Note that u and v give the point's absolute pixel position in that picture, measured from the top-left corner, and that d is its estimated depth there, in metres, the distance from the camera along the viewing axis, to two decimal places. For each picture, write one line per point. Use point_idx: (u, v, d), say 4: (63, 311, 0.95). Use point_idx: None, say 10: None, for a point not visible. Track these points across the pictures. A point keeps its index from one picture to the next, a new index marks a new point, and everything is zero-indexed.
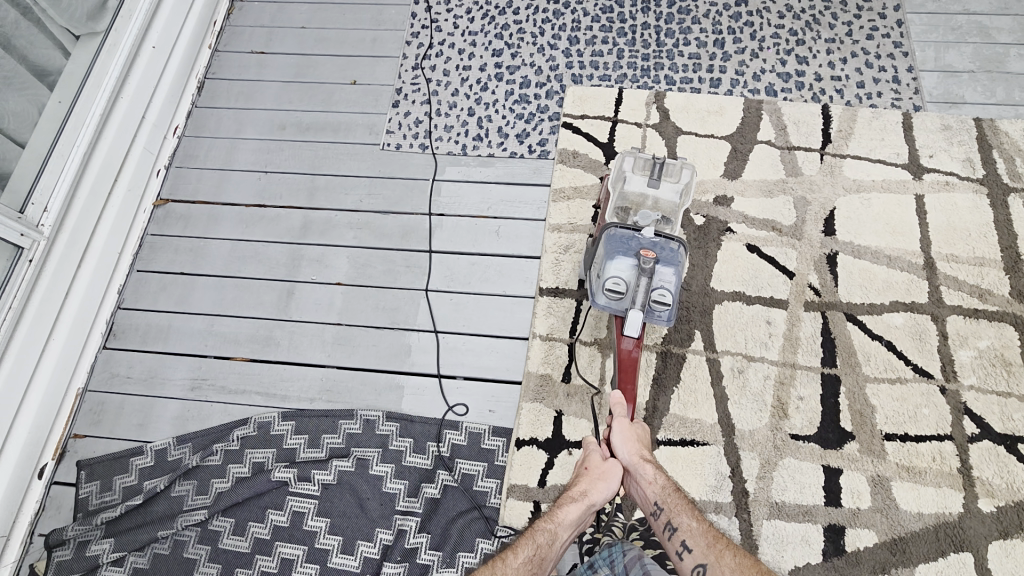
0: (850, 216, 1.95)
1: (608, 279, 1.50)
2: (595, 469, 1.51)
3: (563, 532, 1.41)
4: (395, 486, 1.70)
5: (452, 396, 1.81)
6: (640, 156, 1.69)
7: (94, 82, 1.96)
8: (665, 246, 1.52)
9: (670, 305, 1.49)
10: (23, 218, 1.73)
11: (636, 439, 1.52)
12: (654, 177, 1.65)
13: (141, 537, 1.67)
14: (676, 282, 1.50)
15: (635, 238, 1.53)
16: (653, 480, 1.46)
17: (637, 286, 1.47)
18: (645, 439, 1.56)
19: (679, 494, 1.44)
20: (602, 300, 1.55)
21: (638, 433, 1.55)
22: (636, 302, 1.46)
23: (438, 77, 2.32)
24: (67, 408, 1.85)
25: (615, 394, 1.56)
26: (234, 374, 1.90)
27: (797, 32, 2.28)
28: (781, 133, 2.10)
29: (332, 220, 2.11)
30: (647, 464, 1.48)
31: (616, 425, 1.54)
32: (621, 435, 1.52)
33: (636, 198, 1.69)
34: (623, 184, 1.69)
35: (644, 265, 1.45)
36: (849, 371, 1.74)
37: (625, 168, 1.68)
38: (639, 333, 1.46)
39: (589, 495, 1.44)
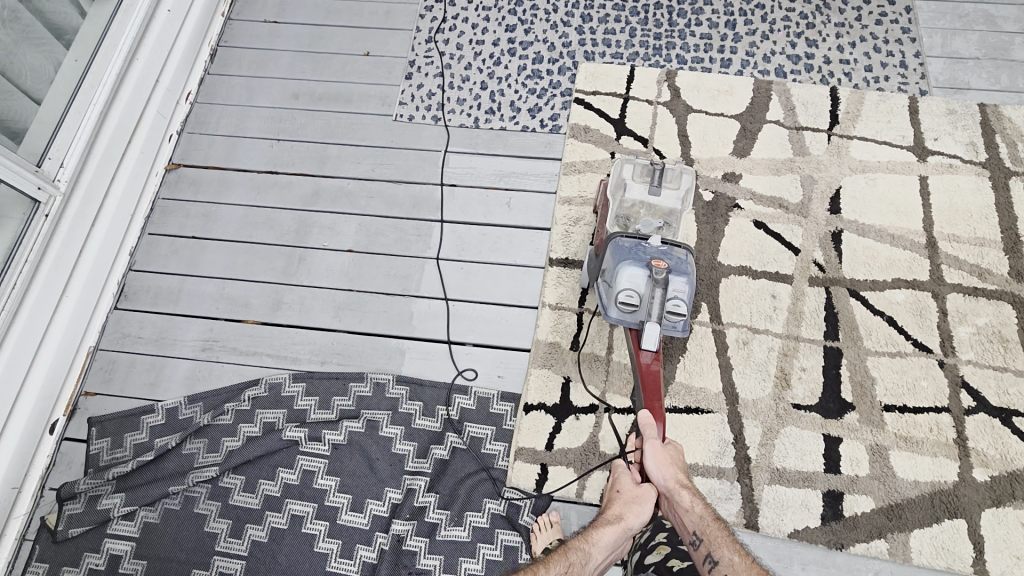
0: (855, 195, 1.99)
1: (622, 291, 1.47)
2: (629, 492, 1.50)
3: (598, 553, 1.38)
4: (404, 448, 1.73)
5: (462, 362, 1.84)
6: (639, 163, 1.64)
7: (111, 42, 1.97)
8: (673, 254, 1.51)
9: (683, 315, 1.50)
10: (40, 172, 1.74)
11: (671, 462, 1.48)
12: (654, 185, 1.60)
13: (152, 492, 1.68)
14: (688, 291, 1.50)
15: (643, 247, 1.52)
16: (691, 507, 1.40)
17: (652, 298, 1.46)
18: (681, 461, 1.51)
19: (720, 524, 1.37)
20: (615, 313, 1.53)
21: (672, 455, 1.50)
22: (652, 314, 1.46)
23: (451, 51, 2.33)
24: (78, 366, 1.86)
25: (643, 413, 1.52)
26: (245, 336, 1.92)
27: (808, 15, 2.30)
28: (789, 113, 2.13)
29: (344, 188, 2.13)
30: (685, 489, 1.43)
31: (647, 445, 1.50)
32: (654, 458, 1.48)
33: (635, 205, 1.64)
34: (623, 192, 1.65)
35: (657, 276, 1.44)
36: (851, 344, 1.78)
37: (624, 176, 1.63)
38: (656, 346, 1.49)
39: (623, 520, 1.43)
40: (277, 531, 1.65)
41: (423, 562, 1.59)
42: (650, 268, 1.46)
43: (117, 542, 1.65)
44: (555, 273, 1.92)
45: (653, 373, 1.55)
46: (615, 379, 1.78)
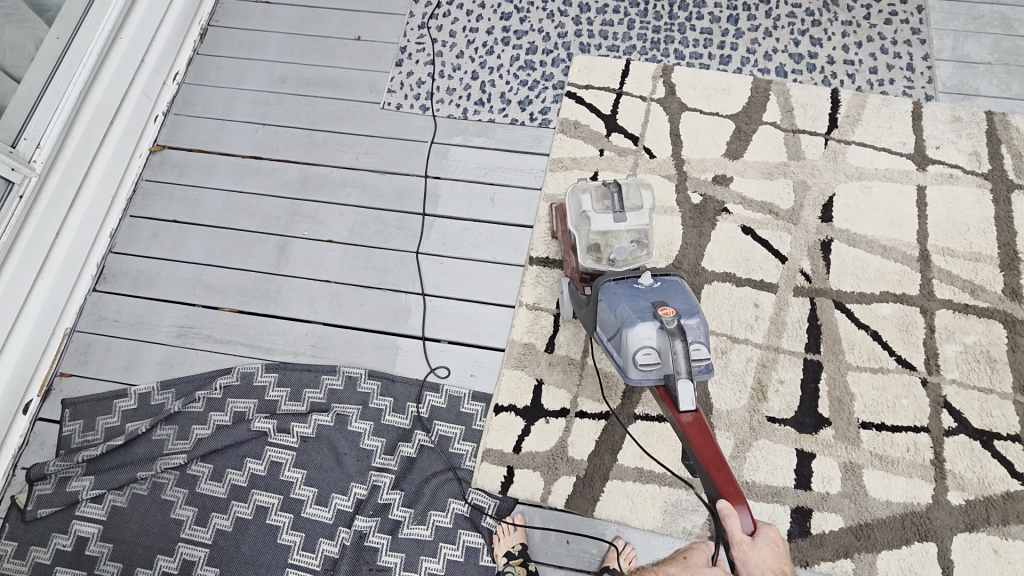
0: (849, 203, 1.92)
1: (639, 350, 1.37)
2: (692, 562, 1.44)
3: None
4: (372, 443, 1.72)
5: (435, 359, 1.82)
6: (593, 189, 1.57)
7: (94, 20, 1.92)
8: (671, 293, 1.45)
9: (706, 358, 1.40)
10: (15, 152, 1.71)
11: (768, 566, 1.21)
12: (618, 211, 1.53)
13: (121, 476, 1.69)
14: (703, 331, 1.40)
15: (640, 294, 1.45)
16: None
17: (674, 351, 1.32)
18: (783, 556, 1.24)
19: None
20: (637, 373, 1.41)
21: (770, 552, 1.22)
22: (679, 370, 1.32)
23: (444, 38, 2.26)
24: (54, 347, 1.86)
25: (721, 504, 1.25)
26: (220, 324, 1.91)
27: (814, 12, 2.21)
28: (787, 115, 2.06)
29: (327, 177, 2.09)
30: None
31: (733, 544, 1.23)
32: (744, 560, 1.22)
33: (603, 234, 1.58)
34: (587, 225, 1.56)
35: (670, 326, 1.34)
36: (832, 358, 1.74)
37: (585, 209, 1.55)
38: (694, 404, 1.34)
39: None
40: (241, 521, 1.66)
41: (384, 560, 1.59)
42: (659, 317, 1.36)
43: (84, 525, 1.66)
44: (535, 273, 1.89)
45: (700, 429, 1.34)
46: (588, 384, 1.74)
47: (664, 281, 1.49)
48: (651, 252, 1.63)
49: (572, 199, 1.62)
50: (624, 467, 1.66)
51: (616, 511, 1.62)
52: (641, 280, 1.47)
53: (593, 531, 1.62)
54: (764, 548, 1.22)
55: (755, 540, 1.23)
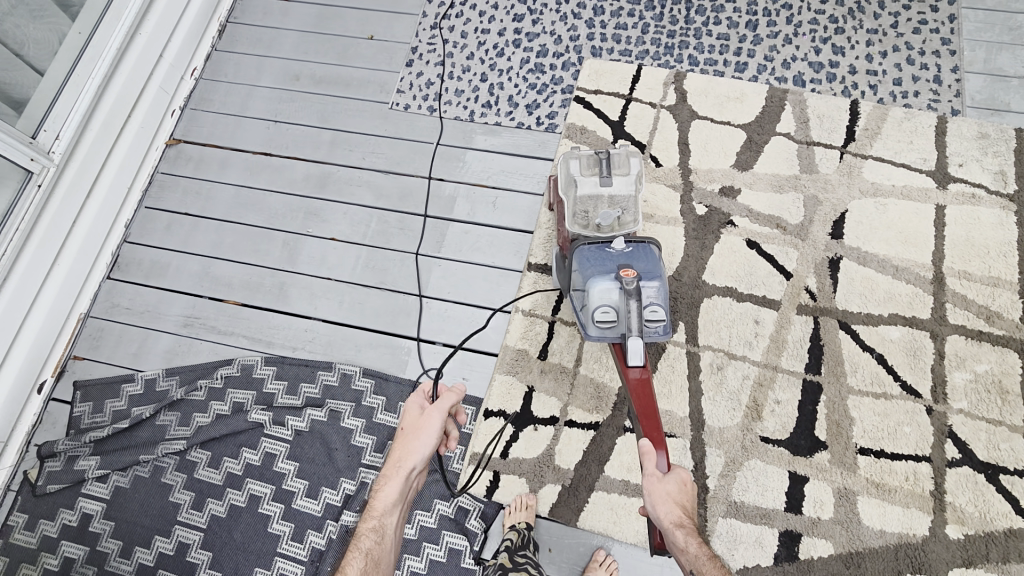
0: (861, 220, 1.86)
1: (597, 309, 1.44)
2: (409, 426, 1.44)
3: (393, 515, 1.39)
4: (363, 440, 1.75)
5: (429, 360, 1.84)
6: (584, 155, 1.51)
7: (114, 15, 1.98)
8: (639, 259, 1.49)
9: (662, 319, 1.46)
10: (34, 144, 1.79)
11: (670, 496, 1.39)
12: (604, 176, 1.48)
13: (125, 458, 1.77)
14: (662, 294, 1.48)
15: (609, 257, 1.49)
16: (686, 546, 1.31)
17: (629, 311, 1.40)
18: (687, 495, 1.41)
19: (716, 561, 1.31)
20: (595, 331, 1.49)
21: (677, 488, 1.41)
22: (631, 329, 1.40)
23: (455, 39, 2.27)
24: (68, 331, 1.94)
25: (643, 443, 1.45)
26: (225, 316, 1.96)
27: (838, 20, 2.14)
28: (802, 126, 1.99)
29: (335, 175, 2.13)
30: (680, 527, 1.34)
31: (646, 476, 1.43)
32: (653, 490, 1.41)
33: (590, 200, 1.50)
34: (574, 189, 1.50)
35: (628, 287, 1.39)
36: (833, 380, 1.69)
37: (572, 173, 1.50)
38: (643, 360, 1.42)
39: (404, 466, 1.39)
40: (234, 509, 1.71)
41: None
42: (620, 279, 1.41)
43: (89, 502, 1.74)
44: (532, 279, 1.88)
45: (643, 388, 1.46)
46: (579, 393, 1.74)
47: (636, 246, 1.51)
48: (638, 221, 1.54)
49: (562, 166, 1.56)
50: (611, 479, 1.65)
51: (600, 523, 1.62)
52: (613, 245, 1.50)
53: (577, 540, 1.62)
54: (671, 483, 1.41)
55: (666, 477, 1.42)
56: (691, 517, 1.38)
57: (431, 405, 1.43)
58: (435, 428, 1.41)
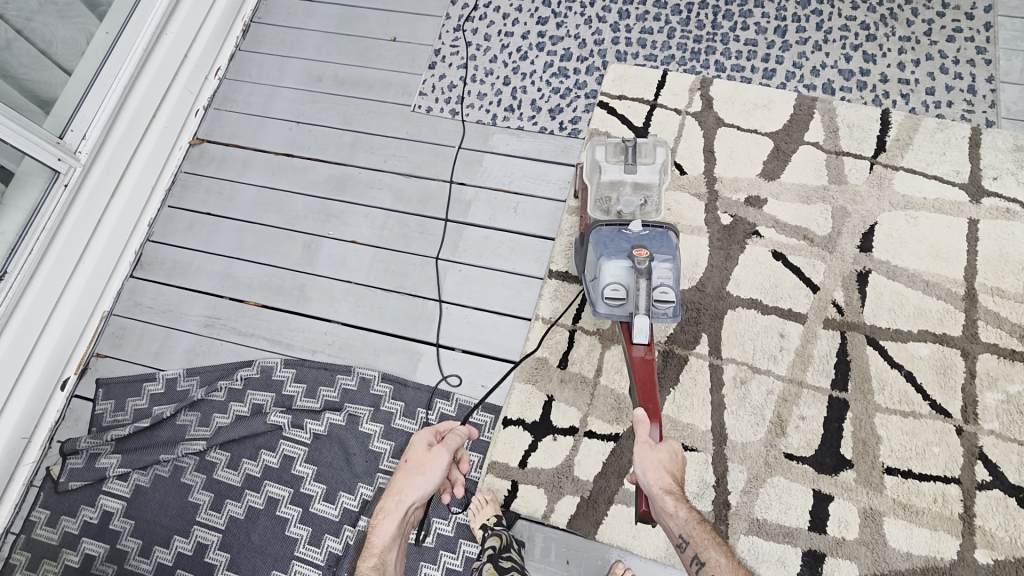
0: (892, 233, 1.82)
1: (607, 285, 1.40)
2: (415, 461, 1.47)
3: (392, 551, 1.37)
4: (381, 446, 1.75)
5: (448, 367, 1.83)
6: (610, 143, 1.58)
7: (141, 15, 1.99)
8: (656, 242, 1.45)
9: (672, 302, 1.40)
10: (61, 144, 1.80)
11: (660, 464, 1.36)
12: (628, 163, 1.54)
13: (145, 457, 1.78)
14: (676, 276, 1.40)
15: (624, 237, 1.45)
16: (675, 512, 1.31)
17: (638, 289, 1.36)
18: (678, 464, 1.39)
19: (705, 526, 1.32)
20: (604, 308, 1.44)
21: (669, 457, 1.38)
22: (638, 306, 1.36)
23: (478, 42, 2.25)
24: (91, 328, 1.96)
25: (638, 412, 1.41)
26: (245, 318, 1.97)
27: (869, 26, 2.10)
28: (831, 135, 1.95)
29: (355, 177, 2.12)
30: (670, 494, 1.33)
31: (638, 444, 1.38)
32: (643, 457, 1.37)
33: (612, 187, 1.58)
34: (598, 175, 1.58)
35: (640, 265, 1.35)
36: (860, 397, 1.66)
37: (598, 159, 1.57)
38: (648, 339, 1.38)
39: (406, 500, 1.41)
40: (253, 510, 1.72)
41: None
42: (632, 257, 1.38)
43: (110, 500, 1.76)
44: (553, 286, 1.86)
45: (643, 366, 1.45)
46: (599, 404, 1.72)
47: (654, 231, 1.48)
48: (661, 210, 1.57)
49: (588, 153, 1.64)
50: (631, 493, 1.63)
51: (619, 536, 1.60)
52: (630, 228, 1.47)
53: (594, 554, 1.61)
54: (663, 452, 1.37)
55: (657, 445, 1.38)
56: (680, 483, 1.37)
57: (437, 443, 1.48)
58: (440, 465, 1.44)
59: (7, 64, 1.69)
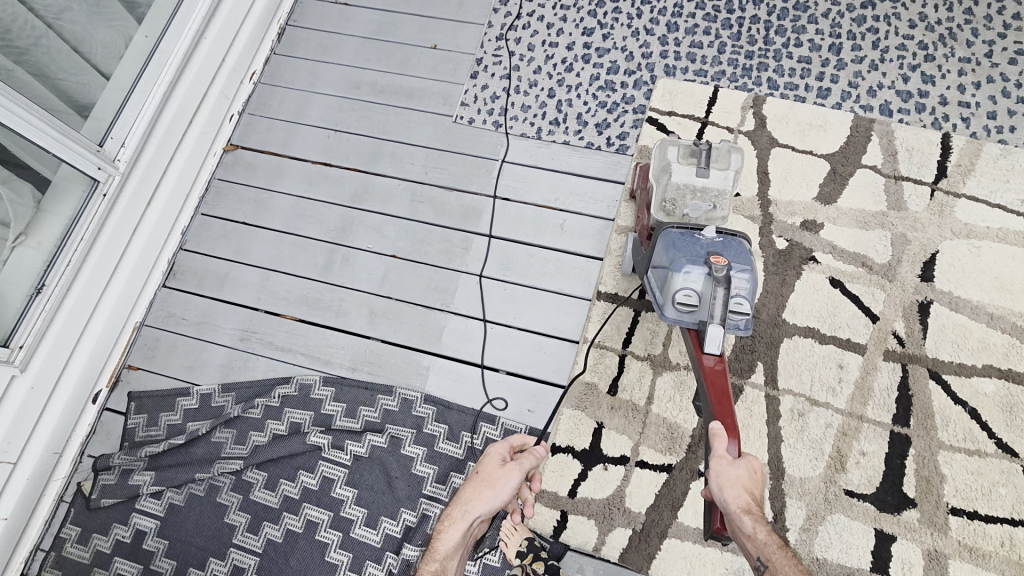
0: (954, 263, 1.76)
1: (679, 291, 1.35)
2: (486, 473, 1.42)
3: (453, 561, 1.34)
4: (425, 470, 1.70)
5: (493, 390, 1.78)
6: (683, 144, 1.55)
7: (182, 19, 1.94)
8: (731, 249, 1.39)
9: (746, 314, 1.35)
10: (101, 151, 1.75)
11: (739, 482, 1.26)
12: (701, 166, 1.49)
13: (180, 475, 1.73)
14: (750, 287, 1.36)
15: (698, 242, 1.39)
16: (754, 534, 1.21)
17: (713, 298, 1.30)
18: (757, 482, 1.29)
19: (786, 551, 1.21)
20: (672, 313, 1.40)
21: (747, 475, 1.28)
22: (713, 315, 1.31)
23: (521, 51, 2.18)
24: (124, 339, 1.90)
25: (714, 425, 1.31)
26: (281, 332, 1.91)
27: (927, 46, 2.04)
28: (890, 159, 1.90)
29: (395, 189, 2.06)
30: (748, 513, 1.23)
31: (714, 459, 1.28)
32: (720, 473, 1.27)
33: (681, 190, 1.52)
34: (667, 176, 1.54)
35: (717, 273, 1.29)
36: (922, 434, 1.61)
37: (670, 160, 1.54)
38: (720, 350, 1.33)
39: (472, 513, 1.36)
40: (291, 534, 1.67)
41: None
42: (709, 265, 1.32)
43: (143, 518, 1.71)
44: (602, 309, 1.80)
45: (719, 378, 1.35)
46: (651, 433, 1.67)
47: (726, 237, 1.42)
48: (726, 217, 1.56)
49: (658, 152, 1.60)
50: (684, 526, 1.58)
51: (673, 572, 1.55)
52: (703, 233, 1.40)
53: None
54: (742, 469, 1.28)
55: (736, 461, 1.28)
56: (760, 503, 1.27)
57: (513, 461, 1.42)
58: (513, 482, 1.39)
59: (47, 67, 1.62)
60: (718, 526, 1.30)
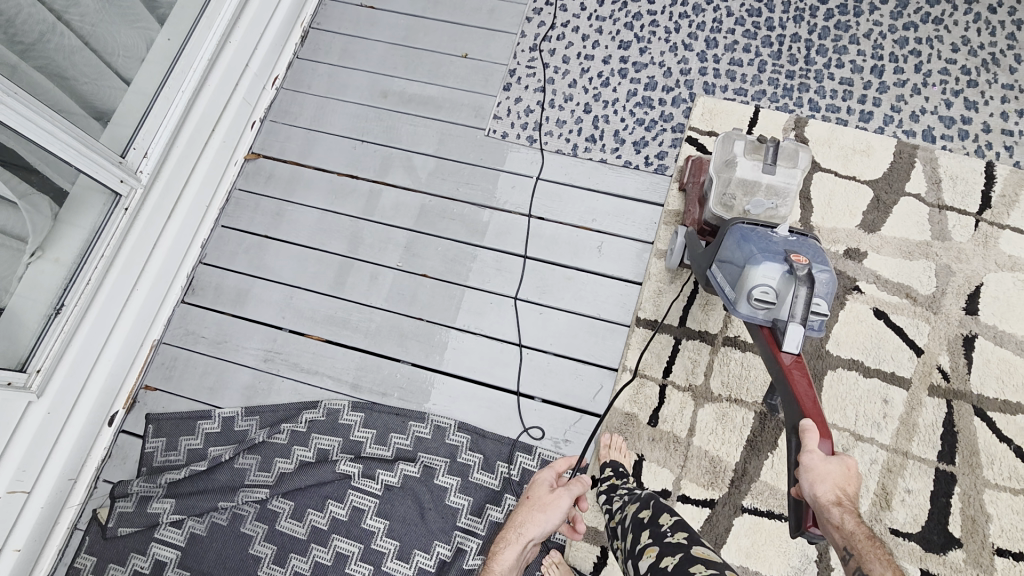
0: (999, 296, 1.74)
1: (756, 287, 1.38)
2: (537, 498, 1.46)
3: None
4: (458, 501, 1.64)
5: (529, 418, 1.73)
6: (748, 139, 1.58)
7: (207, 22, 1.86)
8: (806, 249, 1.43)
9: (825, 314, 1.38)
10: (124, 163, 1.66)
11: (834, 478, 1.20)
12: (768, 163, 1.53)
13: (201, 504, 1.65)
14: (829, 289, 1.40)
15: (774, 241, 1.43)
16: (842, 524, 1.15)
17: (796, 297, 1.32)
18: (852, 480, 1.22)
19: (874, 542, 1.14)
20: (745, 309, 1.42)
21: (840, 472, 1.21)
22: (794, 315, 1.32)
23: (556, 64, 2.11)
24: (141, 359, 1.83)
25: (805, 422, 1.28)
26: (307, 353, 1.84)
27: (971, 71, 2.00)
28: (934, 187, 1.86)
29: (424, 205, 1.99)
30: (838, 506, 1.17)
31: (805, 454, 1.25)
32: (810, 469, 1.22)
33: (743, 184, 1.57)
34: (731, 170, 1.57)
35: (799, 273, 1.32)
36: (967, 471, 1.59)
37: (735, 154, 1.56)
38: (797, 350, 1.34)
39: (525, 535, 1.41)
40: (320, 567, 1.60)
41: None
42: (790, 263, 1.35)
43: (163, 548, 1.63)
44: (642, 336, 1.76)
45: (802, 372, 1.34)
46: (692, 467, 1.63)
47: (800, 238, 1.47)
48: (786, 220, 1.60)
49: (721, 144, 1.62)
50: (728, 563, 1.55)
51: None
52: (776, 231, 1.46)
53: None
54: (836, 466, 1.21)
55: (829, 458, 1.23)
56: (853, 500, 1.19)
57: (561, 486, 1.45)
58: (563, 507, 1.42)
59: (66, 71, 1.52)
60: (807, 522, 1.25)
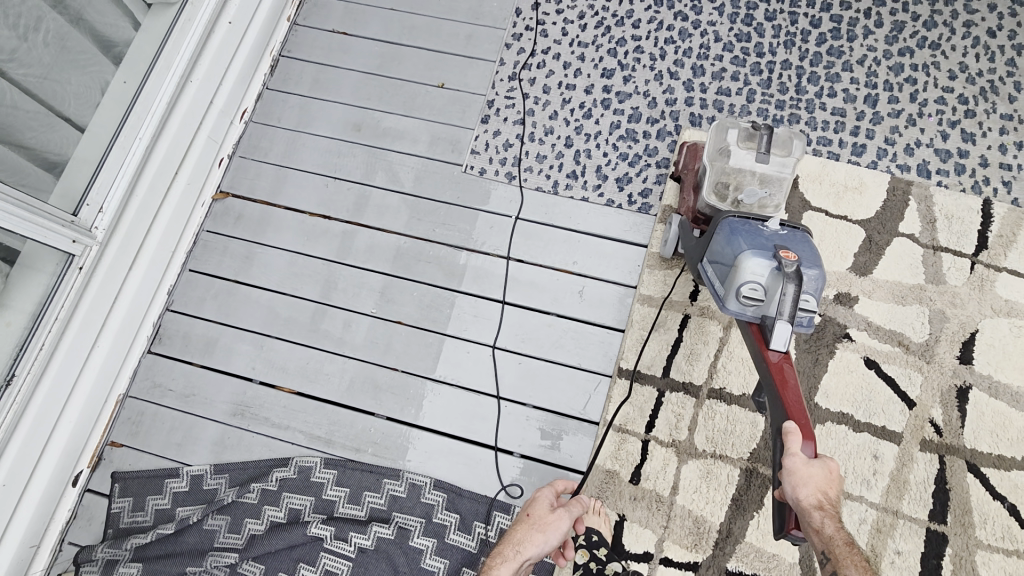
0: (995, 345, 1.67)
1: (745, 284, 1.33)
2: (537, 518, 1.46)
3: None
4: (435, 564, 1.58)
5: (507, 475, 1.67)
6: (742, 127, 1.62)
7: (165, 63, 1.76)
8: (798, 244, 1.40)
9: (813, 311, 1.33)
10: (76, 222, 1.58)
11: (816, 482, 1.16)
12: (761, 151, 1.56)
13: (169, 569, 1.58)
14: (818, 285, 1.36)
15: (764, 236, 1.40)
16: (822, 529, 1.13)
17: (783, 294, 1.27)
18: (833, 483, 1.19)
19: (850, 547, 1.15)
20: (734, 306, 1.38)
21: (823, 475, 1.18)
22: (781, 312, 1.26)
23: (536, 93, 2.02)
24: (106, 415, 1.76)
25: (788, 424, 1.23)
26: (279, 407, 1.78)
27: (968, 100, 1.92)
28: (928, 227, 1.79)
29: (399, 247, 1.91)
30: (820, 510, 1.14)
31: (787, 457, 1.19)
32: (793, 471, 1.18)
33: (736, 172, 1.62)
34: (725, 159, 1.62)
35: (787, 269, 1.27)
36: (959, 531, 1.54)
37: (728, 143, 1.62)
38: (785, 348, 1.29)
39: (523, 556, 1.41)
40: None
41: None
42: (778, 259, 1.30)
43: None
44: (624, 387, 1.70)
45: (791, 370, 1.29)
46: (676, 527, 1.57)
47: (791, 233, 1.43)
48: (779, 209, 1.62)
49: (714, 134, 1.67)
50: None
51: None
52: (767, 225, 1.43)
53: None
54: (818, 470, 1.17)
55: (812, 461, 1.18)
56: (834, 504, 1.16)
57: (562, 508, 1.47)
58: (563, 530, 1.44)
59: (12, 129, 1.43)
60: (790, 524, 1.19)
